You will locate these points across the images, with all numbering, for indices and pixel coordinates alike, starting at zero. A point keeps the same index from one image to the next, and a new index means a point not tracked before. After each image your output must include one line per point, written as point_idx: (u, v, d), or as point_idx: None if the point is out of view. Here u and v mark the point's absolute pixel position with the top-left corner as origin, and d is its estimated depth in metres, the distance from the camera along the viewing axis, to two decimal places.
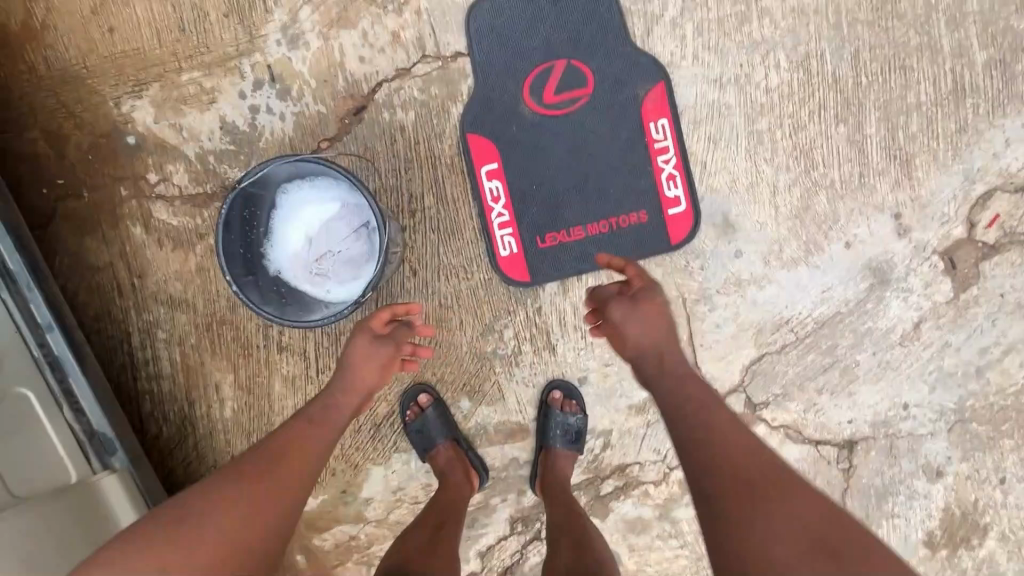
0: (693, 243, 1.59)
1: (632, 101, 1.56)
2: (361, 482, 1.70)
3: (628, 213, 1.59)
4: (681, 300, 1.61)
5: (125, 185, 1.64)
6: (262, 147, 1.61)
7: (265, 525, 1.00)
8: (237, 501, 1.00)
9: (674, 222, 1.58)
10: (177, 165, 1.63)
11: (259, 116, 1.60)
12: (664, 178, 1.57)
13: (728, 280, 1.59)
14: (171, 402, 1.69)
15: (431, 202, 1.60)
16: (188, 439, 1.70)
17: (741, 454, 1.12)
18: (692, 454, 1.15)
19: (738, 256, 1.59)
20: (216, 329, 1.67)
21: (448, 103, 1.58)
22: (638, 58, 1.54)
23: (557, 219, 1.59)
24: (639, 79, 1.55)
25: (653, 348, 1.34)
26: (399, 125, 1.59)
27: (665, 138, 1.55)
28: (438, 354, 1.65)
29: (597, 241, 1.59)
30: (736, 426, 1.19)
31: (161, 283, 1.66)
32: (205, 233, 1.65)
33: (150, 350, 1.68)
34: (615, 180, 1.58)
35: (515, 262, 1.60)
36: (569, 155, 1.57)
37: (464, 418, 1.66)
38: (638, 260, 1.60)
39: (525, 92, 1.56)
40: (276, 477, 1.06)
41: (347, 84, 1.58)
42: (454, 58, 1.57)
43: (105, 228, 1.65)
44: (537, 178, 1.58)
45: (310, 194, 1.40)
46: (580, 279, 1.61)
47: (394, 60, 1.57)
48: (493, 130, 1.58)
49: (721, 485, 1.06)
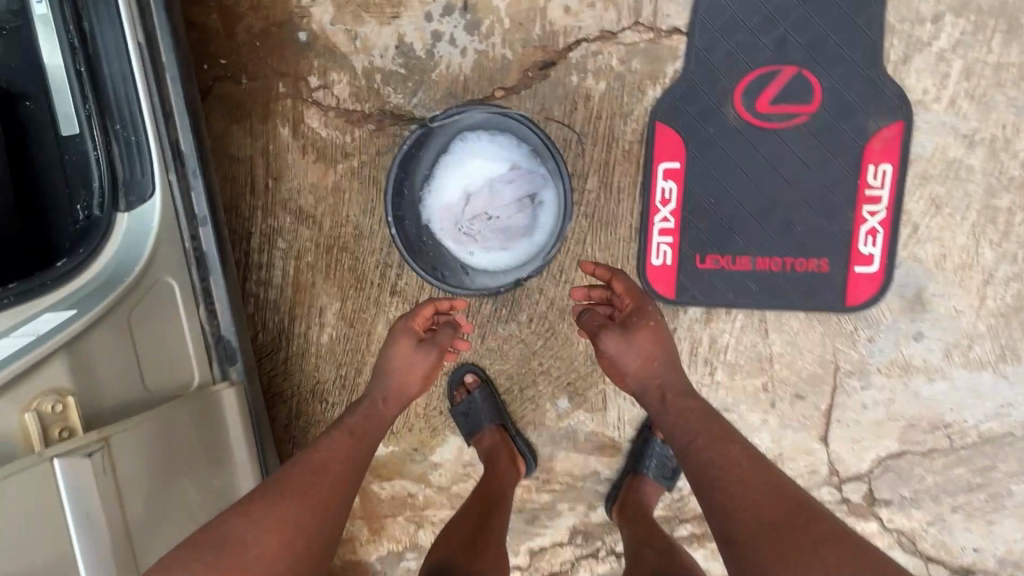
0: (871, 310, 1.40)
1: (859, 133, 1.33)
2: (434, 446, 1.65)
3: (808, 257, 1.40)
4: (833, 367, 1.43)
5: (284, 81, 1.56)
6: (433, 79, 1.49)
7: (332, 508, 1.01)
8: (288, 501, 0.98)
9: (858, 282, 1.38)
10: (342, 75, 1.53)
11: (439, 45, 1.47)
12: (864, 231, 1.36)
13: (896, 362, 1.40)
14: (273, 311, 1.67)
15: (593, 185, 1.45)
16: (280, 352, 1.68)
17: (750, 490, 0.98)
18: (707, 494, 1.02)
19: (918, 339, 1.39)
20: (336, 253, 1.61)
21: (647, 83, 1.40)
22: (883, 87, 1.31)
23: (725, 241, 1.42)
24: (877, 111, 1.32)
25: (669, 384, 1.20)
26: (585, 93, 1.43)
27: (882, 186, 1.34)
28: (551, 345, 1.54)
29: (762, 277, 1.42)
30: (754, 459, 1.03)
31: (294, 192, 1.60)
32: (351, 154, 1.56)
33: (267, 255, 1.64)
34: (807, 217, 1.38)
35: (665, 275, 1.45)
36: (764, 177, 1.38)
37: (557, 417, 1.57)
38: (801, 311, 1.42)
39: (738, 93, 1.37)
40: (328, 471, 1.04)
41: (542, 34, 1.42)
42: (669, 33, 1.38)
43: (255, 121, 1.59)
44: (718, 192, 1.41)
45: (486, 147, 1.32)
46: (729, 312, 1.45)
47: (601, 19, 1.40)
48: (687, 126, 1.40)
49: (747, 529, 0.93)
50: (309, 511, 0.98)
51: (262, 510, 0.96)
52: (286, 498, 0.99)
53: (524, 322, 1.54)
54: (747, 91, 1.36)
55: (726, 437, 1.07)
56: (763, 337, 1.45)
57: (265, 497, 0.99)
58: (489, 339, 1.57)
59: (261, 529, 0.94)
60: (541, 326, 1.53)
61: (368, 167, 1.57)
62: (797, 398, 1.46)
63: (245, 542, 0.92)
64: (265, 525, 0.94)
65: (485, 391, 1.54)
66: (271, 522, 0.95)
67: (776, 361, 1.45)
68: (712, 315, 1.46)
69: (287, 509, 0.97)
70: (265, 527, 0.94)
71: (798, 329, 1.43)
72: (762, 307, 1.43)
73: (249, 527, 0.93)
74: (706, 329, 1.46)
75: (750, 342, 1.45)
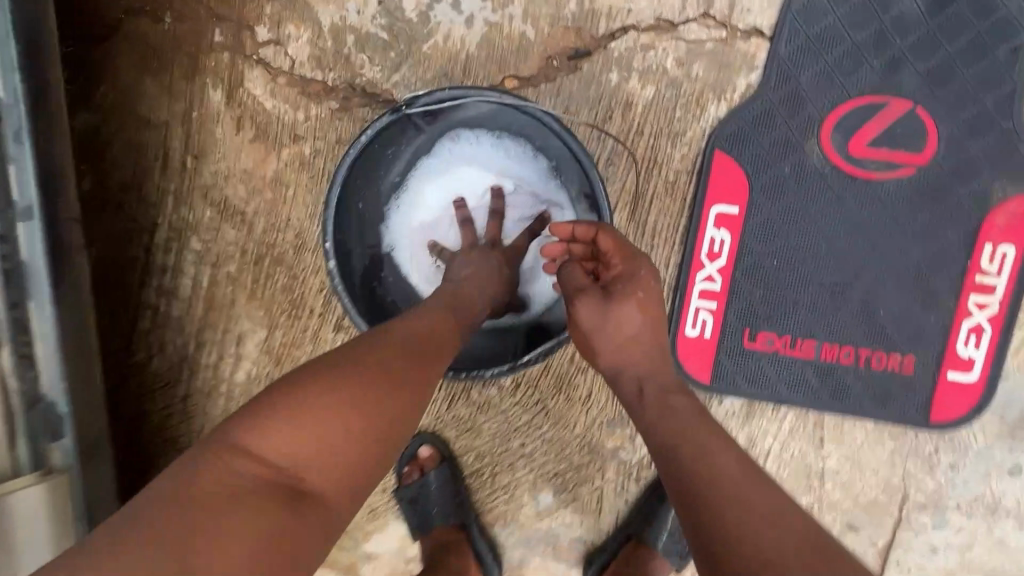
0: (958, 430, 1.08)
1: (979, 201, 1.01)
2: (370, 532, 1.25)
3: (888, 352, 1.06)
4: (900, 495, 1.10)
5: (222, 28, 1.15)
6: (424, 52, 1.10)
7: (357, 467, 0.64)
8: (360, 406, 0.65)
9: (949, 392, 1.06)
10: (301, 29, 1.13)
11: (437, 7, 1.09)
12: (966, 328, 1.04)
13: (980, 499, 1.09)
14: (175, 332, 1.25)
15: (622, 221, 1.09)
16: (178, 387, 1.26)
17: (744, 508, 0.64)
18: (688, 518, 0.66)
19: (1012, 473, 1.08)
20: (267, 265, 1.21)
21: (708, 97, 1.05)
22: (1018, 144, 0.99)
23: (785, 318, 1.08)
24: (1006, 175, 1.00)
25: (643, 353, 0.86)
26: (625, 98, 1.06)
27: (999, 274, 1.02)
28: (539, 421, 1.17)
29: (826, 371, 1.08)
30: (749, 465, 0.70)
31: (221, 178, 1.19)
32: (302, 137, 1.16)
33: (174, 256, 1.22)
34: (894, 300, 1.05)
35: (700, 352, 1.10)
36: (847, 241, 1.05)
37: (537, 514, 1.20)
38: (869, 420, 1.09)
39: (828, 126, 1.03)
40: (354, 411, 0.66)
41: (578, 11, 1.06)
42: (746, 35, 1.03)
43: (176, 75, 1.17)
44: (784, 253, 1.06)
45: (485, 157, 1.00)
46: (776, 409, 1.11)
47: (659, 3, 1.04)
48: (755, 160, 1.05)
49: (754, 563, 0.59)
50: (389, 411, 0.66)
51: (340, 377, 0.66)
52: (346, 394, 0.65)
53: (507, 388, 1.17)
54: (841, 126, 1.02)
55: (687, 428, 0.74)
56: (815, 445, 1.11)
57: (318, 377, 0.66)
58: (459, 403, 1.19)
59: (342, 454, 0.63)
60: (528, 396, 1.16)
61: (324, 157, 1.17)
62: (848, 528, 1.13)
63: (316, 433, 0.62)
64: (308, 453, 0.61)
65: (446, 471, 1.17)
66: (346, 415, 0.64)
67: (828, 479, 1.12)
68: (754, 410, 1.11)
69: (361, 414, 0.64)
70: (330, 418, 0.63)
71: (862, 441, 1.10)
72: (820, 408, 1.09)
73: (308, 445, 0.62)
74: (744, 427, 1.12)
75: (798, 451, 1.11)
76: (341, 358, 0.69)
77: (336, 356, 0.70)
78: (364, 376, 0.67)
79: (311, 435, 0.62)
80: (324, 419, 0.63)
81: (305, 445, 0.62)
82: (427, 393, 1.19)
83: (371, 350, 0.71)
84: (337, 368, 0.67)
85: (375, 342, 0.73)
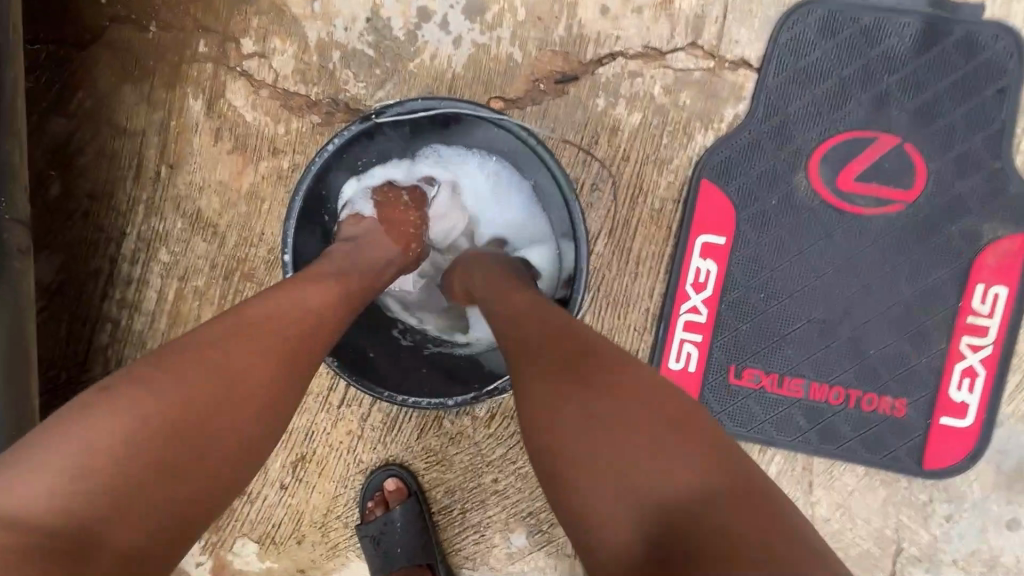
0: (953, 478, 1.02)
1: (969, 240, 0.99)
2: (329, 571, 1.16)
3: (879, 394, 1.02)
4: (893, 548, 1.04)
5: (207, 39, 1.14)
6: (410, 70, 1.09)
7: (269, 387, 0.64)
8: (277, 354, 0.64)
9: (942, 438, 1.01)
10: (287, 44, 1.12)
11: (425, 27, 1.08)
12: (958, 370, 1.00)
13: (977, 554, 1.03)
14: (135, 348, 1.18)
15: (605, 248, 1.06)
16: None
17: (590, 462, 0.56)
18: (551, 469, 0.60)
19: (1009, 527, 1.02)
20: (237, 281, 1.16)
21: (695, 126, 1.04)
22: (1008, 183, 0.98)
23: (772, 354, 1.03)
24: (996, 214, 0.98)
25: (562, 346, 0.65)
26: (611, 124, 1.05)
27: (990, 316, 0.99)
28: (514, 455, 1.11)
29: (816, 411, 1.03)
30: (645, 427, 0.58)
31: (194, 189, 1.15)
32: (282, 151, 1.14)
33: (140, 268, 1.17)
34: (885, 339, 1.01)
35: (684, 386, 1.05)
36: (836, 277, 1.01)
37: (508, 557, 1.12)
38: (860, 465, 1.03)
39: (817, 159, 1.01)
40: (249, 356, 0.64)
41: (566, 36, 1.05)
42: (734, 66, 1.02)
43: (157, 84, 1.15)
44: (772, 286, 1.03)
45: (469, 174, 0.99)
46: (763, 450, 1.05)
47: (648, 32, 1.03)
48: (742, 191, 1.03)
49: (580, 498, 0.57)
50: (285, 376, 0.64)
51: (262, 329, 0.65)
52: (254, 340, 0.63)
53: (482, 418, 1.11)
54: (829, 159, 1.01)
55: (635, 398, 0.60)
56: (804, 491, 1.05)
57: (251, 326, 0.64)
58: (431, 433, 1.13)
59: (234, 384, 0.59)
60: (503, 427, 1.11)
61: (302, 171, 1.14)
62: None
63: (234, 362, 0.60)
64: (205, 388, 0.57)
65: (413, 508, 1.11)
66: (269, 367, 0.62)
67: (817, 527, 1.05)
68: (740, 452, 1.06)
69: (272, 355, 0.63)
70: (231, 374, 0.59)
71: (852, 488, 1.04)
72: (810, 451, 1.04)
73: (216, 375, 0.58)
74: None
75: (785, 496, 1.05)
76: (266, 316, 0.66)
77: (249, 305, 0.67)
78: (271, 347, 0.64)
79: (213, 385, 0.58)
80: (212, 372, 0.58)
81: (224, 370, 0.59)
82: (398, 421, 1.13)
83: (289, 313, 0.68)
84: (253, 326, 0.64)
85: (303, 298, 0.71)
